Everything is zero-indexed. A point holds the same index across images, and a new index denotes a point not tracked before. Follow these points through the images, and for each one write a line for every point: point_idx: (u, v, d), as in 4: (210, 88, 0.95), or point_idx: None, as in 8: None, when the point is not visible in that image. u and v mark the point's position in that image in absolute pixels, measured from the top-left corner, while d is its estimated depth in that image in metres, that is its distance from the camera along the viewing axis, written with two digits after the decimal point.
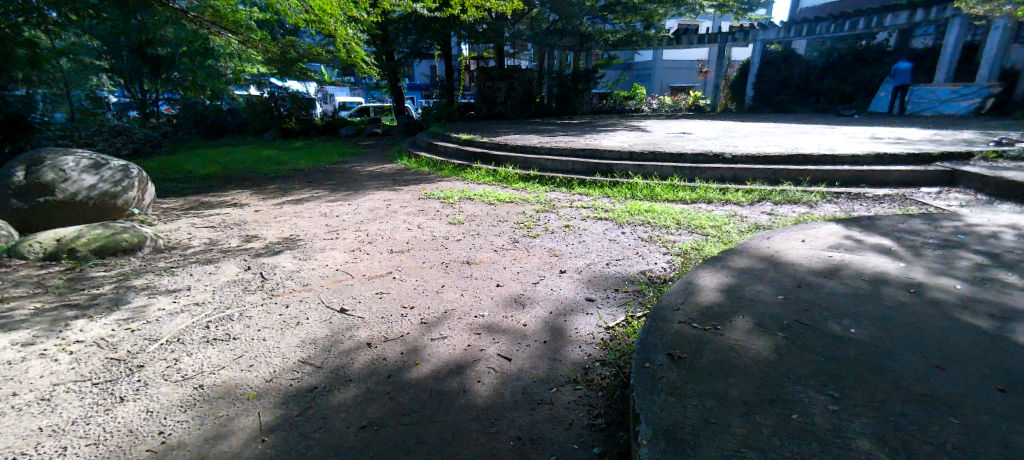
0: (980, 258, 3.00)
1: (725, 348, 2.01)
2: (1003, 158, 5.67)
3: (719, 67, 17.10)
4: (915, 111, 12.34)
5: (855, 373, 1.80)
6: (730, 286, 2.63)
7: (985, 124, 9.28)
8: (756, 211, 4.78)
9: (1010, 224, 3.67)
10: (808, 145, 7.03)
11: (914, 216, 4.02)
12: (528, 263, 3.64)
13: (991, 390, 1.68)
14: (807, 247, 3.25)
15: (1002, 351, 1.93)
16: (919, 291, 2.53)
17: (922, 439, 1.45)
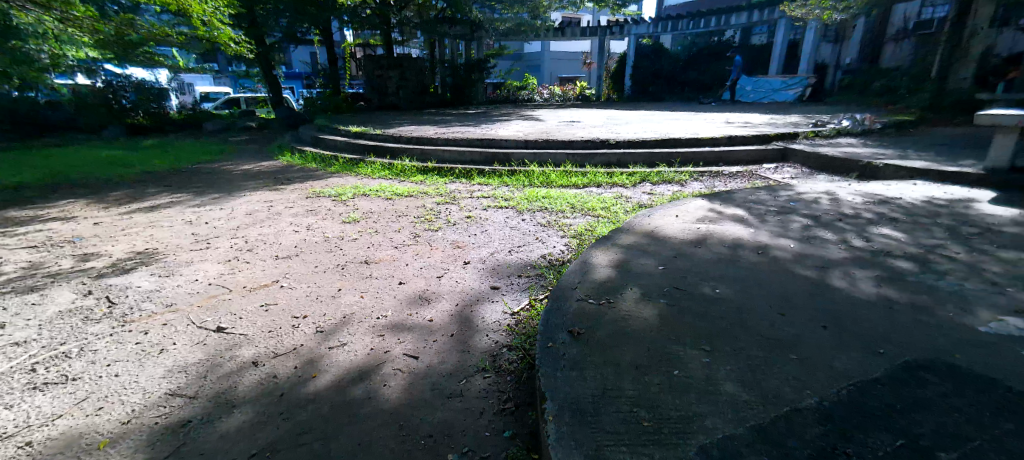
0: (807, 219, 3.52)
1: (618, 319, 2.11)
2: (818, 136, 6.75)
3: (601, 59, 18.09)
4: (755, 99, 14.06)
5: (720, 327, 1.99)
6: (621, 262, 2.78)
7: (815, 108, 10.90)
8: (638, 192, 5.13)
9: (826, 191, 4.35)
10: (679, 130, 7.73)
11: (760, 188, 4.60)
12: (431, 258, 3.53)
13: (817, 327, 1.96)
14: (682, 221, 3.55)
15: (824, 296, 2.26)
16: (765, 251, 2.89)
17: (771, 375, 1.65)
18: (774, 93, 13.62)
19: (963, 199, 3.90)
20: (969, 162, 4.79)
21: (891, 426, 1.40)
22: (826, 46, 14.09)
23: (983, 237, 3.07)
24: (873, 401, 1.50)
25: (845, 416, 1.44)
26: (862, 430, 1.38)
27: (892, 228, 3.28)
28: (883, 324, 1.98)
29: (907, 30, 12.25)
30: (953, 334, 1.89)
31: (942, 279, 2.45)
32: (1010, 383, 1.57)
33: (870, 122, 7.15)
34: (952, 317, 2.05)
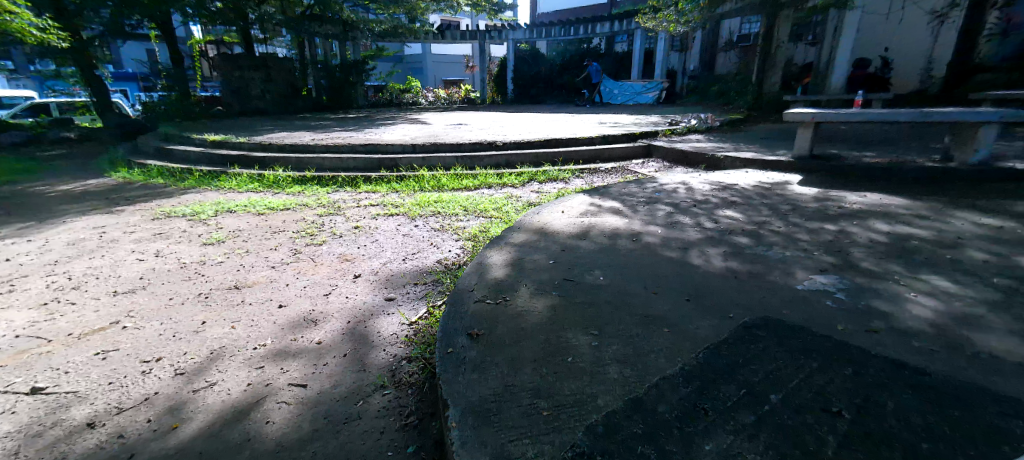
0: (670, 207, 3.91)
1: (515, 316, 2.11)
2: (675, 134, 7.59)
3: (482, 62, 18.30)
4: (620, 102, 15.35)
5: (605, 312, 2.10)
6: (515, 260, 2.81)
7: (673, 109, 12.21)
8: (527, 191, 5.28)
9: (683, 181, 4.89)
10: (559, 130, 8.14)
11: (630, 182, 5.01)
12: (315, 274, 3.26)
13: (683, 301, 2.17)
14: (567, 216, 3.72)
15: (688, 274, 2.52)
16: (638, 238, 3.14)
17: (649, 349, 1.76)
18: (636, 96, 14.95)
19: (784, 182, 4.65)
20: (785, 151, 5.73)
21: (737, 375, 1.52)
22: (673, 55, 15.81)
23: (797, 212, 3.68)
24: (724, 356, 1.63)
25: (703, 373, 1.55)
26: (714, 384, 1.49)
27: (733, 210, 3.78)
28: (734, 293, 2.26)
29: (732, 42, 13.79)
30: (784, 295, 2.22)
31: (771, 249, 2.88)
32: (822, 328, 1.88)
33: (712, 120, 8.22)
34: (780, 280, 2.41)
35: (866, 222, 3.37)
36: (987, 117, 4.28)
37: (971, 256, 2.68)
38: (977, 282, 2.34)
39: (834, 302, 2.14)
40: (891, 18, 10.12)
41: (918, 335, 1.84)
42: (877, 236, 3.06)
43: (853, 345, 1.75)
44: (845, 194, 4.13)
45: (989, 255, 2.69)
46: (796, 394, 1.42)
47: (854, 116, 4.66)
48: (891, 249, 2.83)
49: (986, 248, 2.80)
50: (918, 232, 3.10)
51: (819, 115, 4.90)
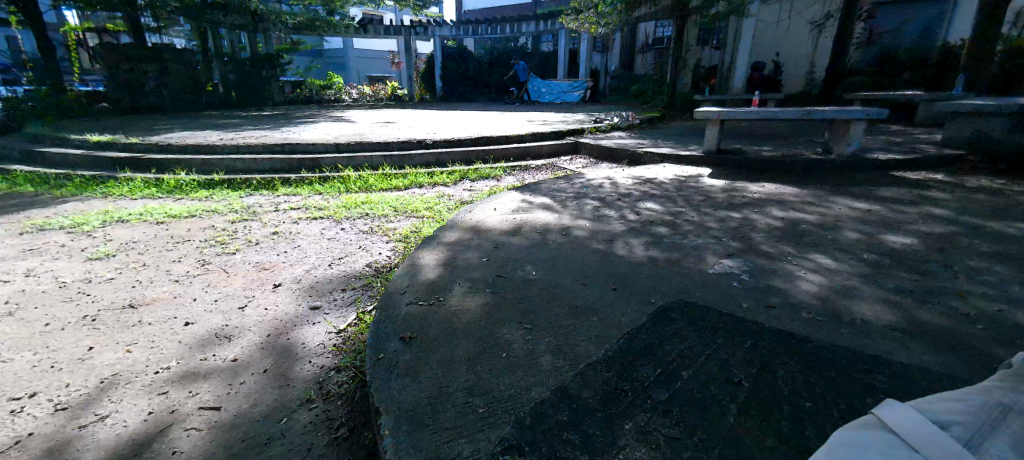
0: (596, 201, 4.06)
1: (449, 315, 2.05)
2: (600, 131, 7.88)
3: (408, 58, 17.80)
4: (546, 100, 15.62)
5: (537, 304, 2.12)
6: (447, 259, 2.74)
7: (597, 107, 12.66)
8: (459, 190, 5.23)
9: (609, 176, 5.09)
10: (488, 129, 8.14)
11: (559, 178, 5.14)
12: (228, 286, 3.01)
13: (610, 290, 2.27)
14: (500, 213, 3.74)
15: (615, 264, 2.63)
16: (567, 233, 3.23)
17: (577, 338, 1.81)
18: (562, 95, 15.33)
19: (698, 175, 5.00)
20: (697, 147, 6.16)
21: (654, 355, 1.61)
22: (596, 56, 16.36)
23: (708, 202, 3.97)
24: (642, 340, 1.72)
25: (624, 357, 1.63)
26: (632, 366, 1.57)
27: (653, 202, 4.00)
28: (656, 279, 2.39)
29: (647, 44, 14.79)
30: (700, 279, 2.40)
31: (686, 237, 3.08)
32: (730, 308, 2.05)
33: (633, 118, 8.63)
34: (695, 266, 2.60)
35: (764, 209, 3.71)
36: (858, 114, 4.88)
37: (846, 236, 3.05)
38: (853, 258, 2.67)
39: (740, 283, 2.34)
40: (780, 26, 11.33)
41: (807, 308, 2.06)
42: (775, 222, 3.38)
43: (754, 320, 1.93)
44: (748, 185, 4.52)
45: (861, 235, 3.07)
46: (703, 368, 1.52)
47: (752, 114, 5.11)
48: (786, 233, 3.15)
49: (860, 229, 3.19)
50: (807, 217, 3.47)
51: (724, 113, 5.32)
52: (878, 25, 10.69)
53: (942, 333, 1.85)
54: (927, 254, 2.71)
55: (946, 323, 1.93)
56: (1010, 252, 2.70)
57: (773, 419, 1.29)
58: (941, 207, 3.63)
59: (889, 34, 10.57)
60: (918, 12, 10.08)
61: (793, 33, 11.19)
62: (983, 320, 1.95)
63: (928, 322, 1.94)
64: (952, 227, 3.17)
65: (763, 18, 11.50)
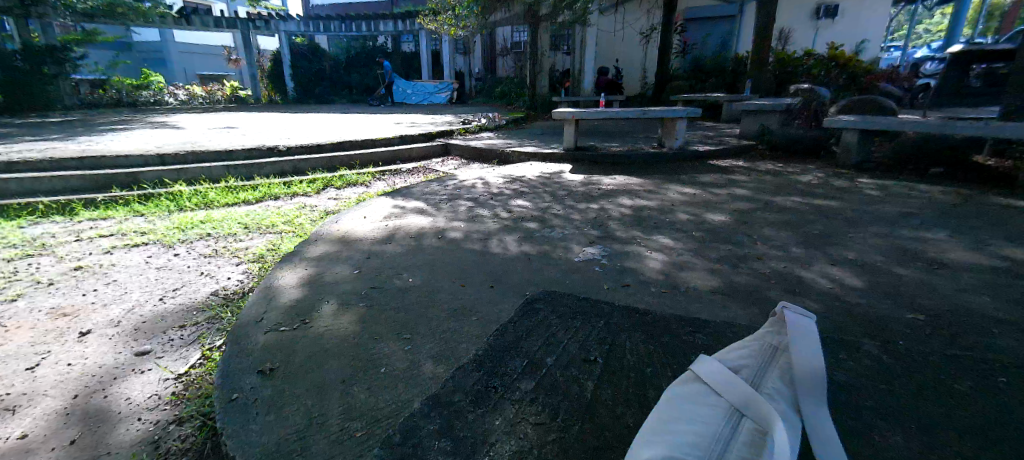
0: (470, 202, 4.11)
1: (316, 337, 1.90)
2: (469, 132, 7.96)
3: (248, 56, 15.74)
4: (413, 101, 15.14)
5: (417, 312, 2.06)
6: (311, 277, 2.53)
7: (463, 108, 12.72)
8: (324, 199, 4.86)
9: (480, 176, 5.18)
10: (350, 132, 7.69)
11: (431, 181, 5.07)
12: (12, 344, 2.41)
13: (488, 287, 2.32)
14: (371, 221, 3.57)
15: (490, 263, 2.69)
16: (443, 235, 3.22)
17: (458, 342, 1.78)
18: (429, 96, 14.92)
19: (561, 171, 5.35)
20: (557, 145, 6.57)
21: (521, 347, 1.63)
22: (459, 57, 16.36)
23: (570, 196, 4.27)
24: (509, 334, 1.72)
25: (495, 353, 1.61)
26: (501, 360, 1.56)
27: (523, 199, 4.19)
28: (530, 273, 2.52)
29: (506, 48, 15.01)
30: (567, 268, 2.59)
31: (553, 230, 3.29)
32: (595, 292, 2.25)
33: (499, 119, 8.89)
34: (562, 256, 2.79)
35: (617, 199, 4.12)
36: (681, 113, 5.66)
37: (680, 218, 3.54)
38: (686, 236, 3.11)
39: (601, 267, 2.58)
40: (617, 35, 12.66)
41: (654, 283, 2.35)
42: (625, 210, 3.78)
43: (614, 301, 2.14)
44: (602, 178, 4.97)
45: (691, 216, 3.59)
46: (564, 352, 1.58)
47: (600, 113, 5.61)
48: (635, 219, 3.54)
49: (690, 210, 3.73)
50: (649, 204, 3.94)
51: (577, 113, 5.76)
52: (690, 38, 12.55)
53: (750, 291, 2.26)
54: (737, 228, 3.26)
55: (753, 282, 2.36)
56: (791, 221, 3.39)
57: (634, 390, 1.37)
58: (746, 188, 4.41)
59: (698, 45, 12.47)
60: (714, 28, 12.23)
61: (627, 43, 12.68)
62: (776, 277, 2.42)
63: (740, 283, 2.35)
64: (752, 203, 3.88)
65: (604, 28, 12.79)
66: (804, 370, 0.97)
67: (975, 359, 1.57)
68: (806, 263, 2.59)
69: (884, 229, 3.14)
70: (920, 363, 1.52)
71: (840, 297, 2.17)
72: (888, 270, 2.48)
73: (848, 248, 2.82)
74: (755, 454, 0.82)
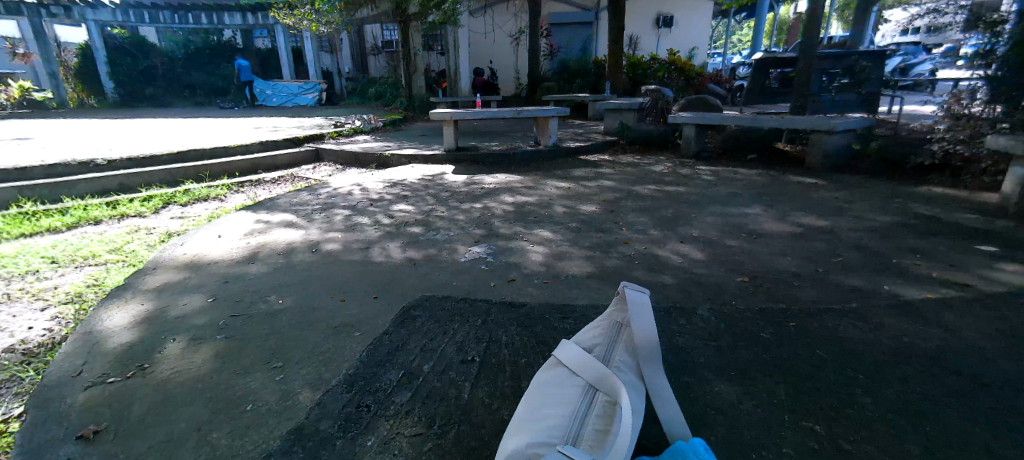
0: (347, 210, 3.87)
1: (161, 384, 1.63)
2: (342, 135, 7.50)
3: (45, 50, 12.90)
4: (278, 103, 13.63)
5: (290, 336, 1.88)
6: (149, 315, 2.18)
7: (332, 109, 11.90)
8: (164, 219, 4.21)
9: (356, 182, 4.92)
10: (197, 140, 6.76)
11: (300, 190, 4.67)
12: None
13: (370, 299, 2.21)
14: (228, 241, 3.18)
15: (369, 273, 2.56)
16: (317, 248, 2.98)
17: (336, 362, 1.66)
18: (295, 97, 13.52)
19: (441, 172, 5.31)
20: (437, 146, 6.49)
21: (398, 359, 1.58)
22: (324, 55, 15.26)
23: (453, 197, 4.26)
24: (384, 346, 1.66)
25: (371, 368, 1.54)
26: (377, 375, 1.50)
27: (405, 203, 4.06)
28: (413, 279, 2.46)
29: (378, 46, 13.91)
30: (452, 269, 2.58)
31: (438, 233, 3.24)
32: (481, 291, 2.27)
33: (375, 121, 8.50)
34: (448, 259, 2.76)
35: (498, 197, 4.21)
36: (552, 112, 5.95)
37: (557, 211, 3.73)
38: (563, 228, 3.28)
39: (487, 265, 2.62)
40: (488, 37, 12.83)
41: (537, 276, 2.45)
42: (506, 207, 3.87)
43: (499, 298, 2.19)
44: (484, 177, 5.03)
45: (566, 208, 3.81)
46: (442, 357, 1.57)
47: (479, 113, 5.69)
48: (517, 215, 3.64)
49: (565, 203, 3.95)
50: (528, 200, 4.09)
51: (454, 114, 5.75)
52: (555, 41, 13.20)
53: (619, 274, 2.46)
54: (607, 216, 3.54)
55: (621, 265, 2.58)
56: (649, 207, 3.78)
57: (516, 382, 1.42)
58: (611, 180, 4.81)
59: (563, 49, 13.20)
60: (574, 33, 13.16)
61: (498, 44, 12.98)
62: (639, 258, 2.68)
63: (610, 267, 2.56)
64: (617, 193, 4.24)
65: (474, 29, 12.76)
66: (642, 340, 1.09)
67: (787, 307, 1.88)
68: (663, 243, 2.91)
69: (720, 208, 3.65)
70: (750, 316, 1.78)
71: (690, 270, 2.47)
72: (725, 243, 2.88)
73: (694, 227, 3.23)
74: (608, 424, 0.91)
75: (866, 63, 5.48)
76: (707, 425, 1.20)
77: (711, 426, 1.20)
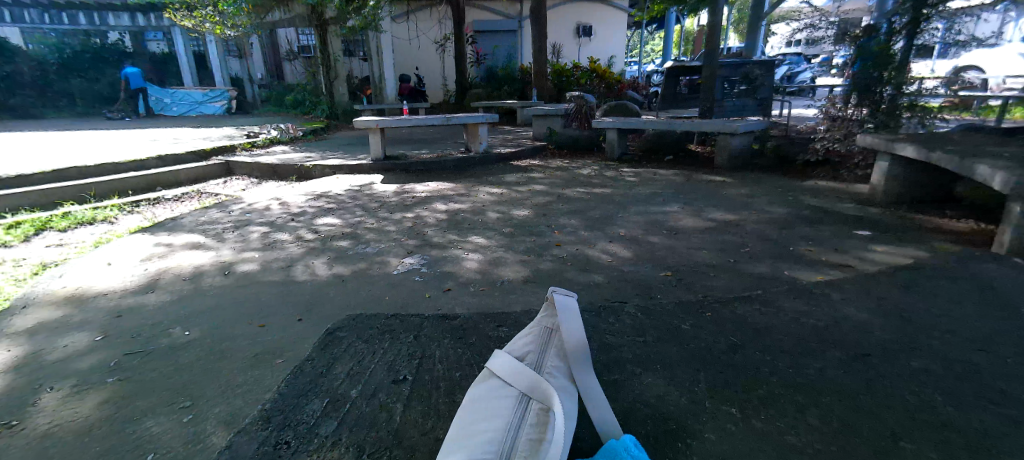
0: (264, 227, 3.62)
1: (36, 440, 1.42)
2: (256, 147, 7.04)
3: None
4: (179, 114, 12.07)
5: (200, 370, 1.72)
6: (21, 362, 1.89)
7: (243, 119, 11.11)
8: (38, 248, 3.69)
9: (274, 196, 4.63)
10: (80, 155, 6.02)
11: (208, 207, 4.31)
12: None
13: (294, 322, 2.07)
14: (122, 268, 2.86)
15: (290, 293, 2.41)
16: (230, 271, 2.75)
17: (256, 395, 1.53)
18: (198, 106, 12.09)
19: (368, 182, 5.13)
20: (364, 155, 6.26)
21: (323, 384, 1.48)
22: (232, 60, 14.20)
23: (383, 207, 4.13)
24: (307, 372, 1.55)
25: (293, 396, 1.43)
26: (299, 403, 1.39)
27: (330, 216, 3.88)
28: (339, 297, 2.34)
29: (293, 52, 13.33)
30: (382, 283, 2.50)
31: (367, 246, 3.12)
32: (416, 303, 2.21)
33: (293, 130, 8.05)
34: (377, 272, 2.66)
35: (431, 205, 4.14)
36: (481, 119, 5.95)
37: (490, 217, 3.73)
38: (497, 234, 3.28)
39: (421, 276, 2.56)
40: (412, 43, 12.63)
41: (472, 283, 2.43)
42: (439, 215, 3.82)
43: (435, 309, 2.14)
44: (415, 186, 4.92)
45: (500, 214, 3.82)
46: (371, 378, 1.50)
47: (405, 121, 5.58)
48: (450, 223, 3.60)
49: (499, 209, 3.95)
50: (461, 207, 4.05)
51: (381, 121, 5.58)
52: (480, 48, 13.25)
53: (553, 276, 2.50)
54: (539, 220, 3.60)
55: (555, 267, 2.63)
56: (579, 209, 3.88)
57: (450, 397, 1.38)
58: (542, 184, 4.90)
59: (489, 56, 13.28)
60: (500, 40, 13.31)
61: (423, 51, 12.82)
62: (571, 259, 2.74)
63: (545, 270, 2.59)
64: (549, 197, 4.33)
65: (397, 34, 12.50)
66: (573, 343, 1.10)
67: (706, 299, 2.00)
68: (593, 244, 3.00)
69: (643, 207, 3.83)
70: (673, 310, 1.87)
71: (619, 268, 2.57)
72: (650, 240, 3.02)
73: (621, 226, 3.36)
74: (542, 432, 0.91)
75: (760, 71, 6.04)
76: (636, 420, 1.24)
77: (640, 421, 1.24)
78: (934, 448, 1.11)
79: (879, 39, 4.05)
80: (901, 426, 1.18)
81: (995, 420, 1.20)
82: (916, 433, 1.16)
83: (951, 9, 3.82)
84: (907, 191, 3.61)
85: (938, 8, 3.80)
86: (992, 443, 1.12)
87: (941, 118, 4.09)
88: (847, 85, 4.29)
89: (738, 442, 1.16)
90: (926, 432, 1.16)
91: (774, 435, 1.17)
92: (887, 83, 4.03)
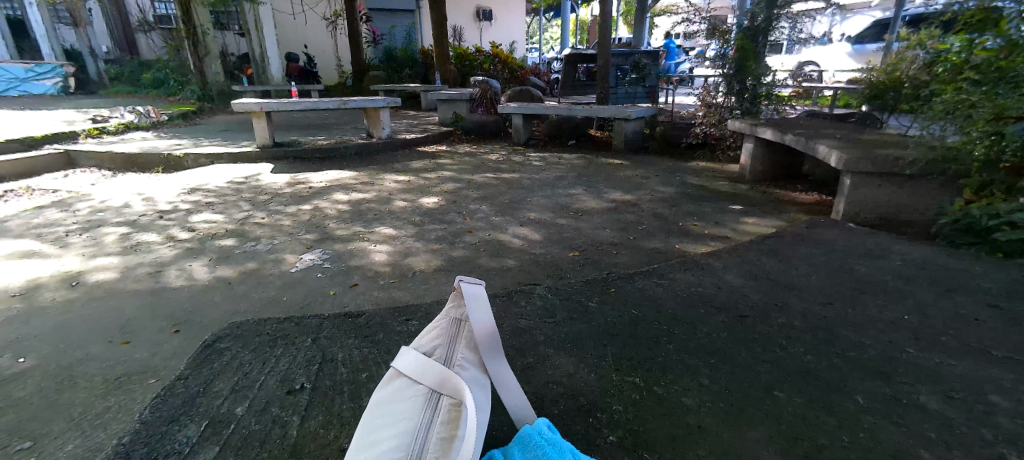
0: (122, 228, 3.13)
1: None
2: (105, 134, 6.04)
3: None
4: None
5: (42, 402, 1.43)
6: None
7: (85, 100, 9.44)
8: None
9: (135, 191, 4.02)
10: None
11: (44, 206, 3.63)
12: None
13: (168, 335, 1.82)
14: None
15: (160, 302, 2.10)
16: (79, 282, 2.34)
17: (120, 424, 1.31)
18: (19, 86, 9.75)
19: (255, 172, 4.66)
20: (247, 142, 5.68)
21: (201, 404, 1.31)
22: (63, 29, 11.65)
23: (273, 200, 3.77)
24: (180, 394, 1.35)
25: (164, 422, 1.24)
26: (171, 430, 1.21)
27: (210, 212, 3.46)
28: (225, 301, 2.09)
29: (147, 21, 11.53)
30: (275, 283, 2.28)
31: (257, 243, 2.83)
32: (319, 302, 2.06)
33: (155, 114, 7.04)
34: (267, 272, 2.42)
35: (331, 195, 3.88)
36: (382, 103, 5.65)
37: (397, 206, 3.58)
38: (406, 223, 3.16)
39: (323, 272, 2.38)
40: (297, 19, 11.63)
41: (382, 276, 2.32)
42: (340, 206, 3.58)
43: (340, 307, 2.01)
44: (310, 176, 4.57)
45: (407, 202, 3.68)
46: (260, 392, 1.35)
47: (294, 105, 5.10)
48: (353, 213, 3.40)
49: (406, 197, 3.80)
50: (365, 196, 3.84)
51: (265, 104, 5.07)
52: (377, 28, 12.53)
53: (465, 263, 2.46)
54: (447, 207, 3.52)
55: (467, 254, 2.58)
56: (487, 194, 3.87)
57: (356, 402, 1.29)
58: (449, 170, 4.81)
59: (387, 36, 12.62)
60: (399, 21, 12.82)
61: (310, 28, 11.88)
62: (483, 246, 2.71)
63: (457, 257, 2.54)
64: (457, 183, 4.26)
65: (278, 7, 11.40)
66: (482, 331, 1.07)
67: (611, 276, 2.08)
68: (502, 228, 3.01)
69: (548, 191, 3.92)
70: (582, 289, 1.92)
71: (529, 251, 2.60)
72: (557, 222, 3.10)
73: (527, 210, 3.41)
74: (453, 428, 0.87)
75: (647, 61, 6.41)
76: (549, 401, 1.26)
77: (554, 401, 1.26)
78: (802, 395, 1.25)
79: (741, 36, 4.47)
80: (776, 378, 1.32)
81: (846, 363, 1.38)
82: (789, 383, 1.30)
83: (794, 10, 4.25)
84: (769, 170, 4.08)
85: (785, 10, 4.24)
86: (846, 383, 1.29)
87: (789, 106, 4.68)
88: (720, 76, 4.71)
89: (642, 410, 1.22)
90: (796, 381, 1.30)
91: (673, 399, 1.25)
92: (750, 76, 4.49)
